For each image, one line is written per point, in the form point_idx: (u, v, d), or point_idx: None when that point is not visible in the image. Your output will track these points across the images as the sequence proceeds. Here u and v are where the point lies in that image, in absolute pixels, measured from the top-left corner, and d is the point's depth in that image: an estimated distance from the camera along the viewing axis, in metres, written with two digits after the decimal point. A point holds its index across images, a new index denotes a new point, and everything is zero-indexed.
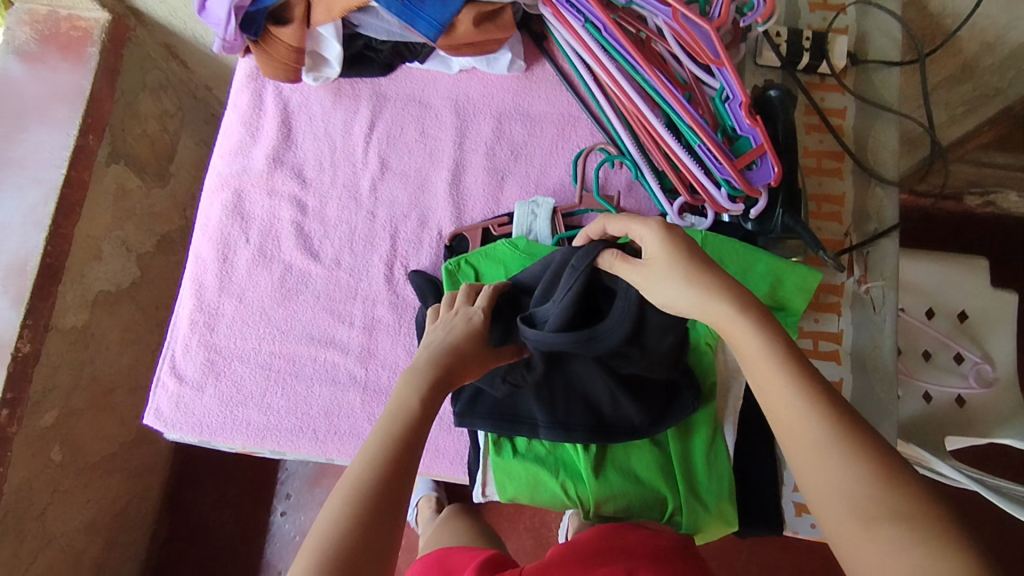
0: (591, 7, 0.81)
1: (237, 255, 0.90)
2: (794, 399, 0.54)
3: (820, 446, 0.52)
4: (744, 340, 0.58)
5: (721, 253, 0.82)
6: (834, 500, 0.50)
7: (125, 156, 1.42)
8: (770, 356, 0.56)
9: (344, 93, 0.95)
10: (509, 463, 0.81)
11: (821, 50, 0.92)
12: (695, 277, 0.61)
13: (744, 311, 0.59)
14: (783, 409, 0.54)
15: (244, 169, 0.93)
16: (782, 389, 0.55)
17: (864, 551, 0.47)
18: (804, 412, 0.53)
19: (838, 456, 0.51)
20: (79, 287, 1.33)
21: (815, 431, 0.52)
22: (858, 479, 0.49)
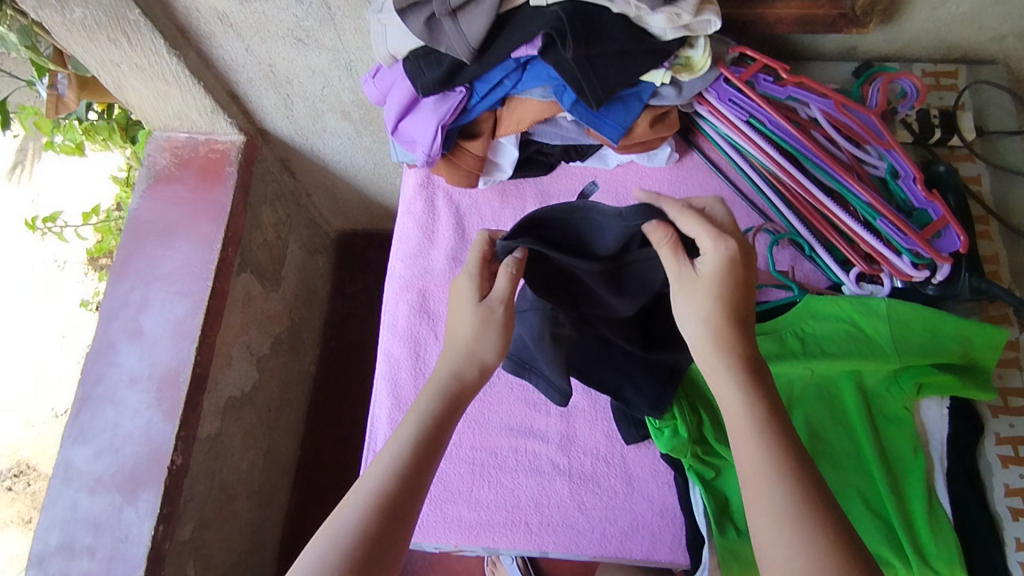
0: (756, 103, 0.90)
1: (429, 353, 0.94)
2: (766, 461, 0.62)
3: (773, 503, 0.60)
4: (728, 398, 0.67)
5: (910, 316, 0.84)
6: (773, 549, 0.58)
7: (251, 265, 1.48)
8: (751, 418, 0.65)
9: (511, 193, 1.02)
10: (739, 544, 0.79)
11: (951, 125, 1.00)
12: (706, 328, 0.70)
13: (735, 374, 0.68)
14: (751, 468, 0.63)
15: (426, 270, 0.99)
16: (754, 452, 0.63)
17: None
18: (771, 473, 0.61)
19: (783, 524, 0.59)
20: (215, 395, 1.35)
21: (775, 491, 0.60)
22: (794, 539, 0.58)
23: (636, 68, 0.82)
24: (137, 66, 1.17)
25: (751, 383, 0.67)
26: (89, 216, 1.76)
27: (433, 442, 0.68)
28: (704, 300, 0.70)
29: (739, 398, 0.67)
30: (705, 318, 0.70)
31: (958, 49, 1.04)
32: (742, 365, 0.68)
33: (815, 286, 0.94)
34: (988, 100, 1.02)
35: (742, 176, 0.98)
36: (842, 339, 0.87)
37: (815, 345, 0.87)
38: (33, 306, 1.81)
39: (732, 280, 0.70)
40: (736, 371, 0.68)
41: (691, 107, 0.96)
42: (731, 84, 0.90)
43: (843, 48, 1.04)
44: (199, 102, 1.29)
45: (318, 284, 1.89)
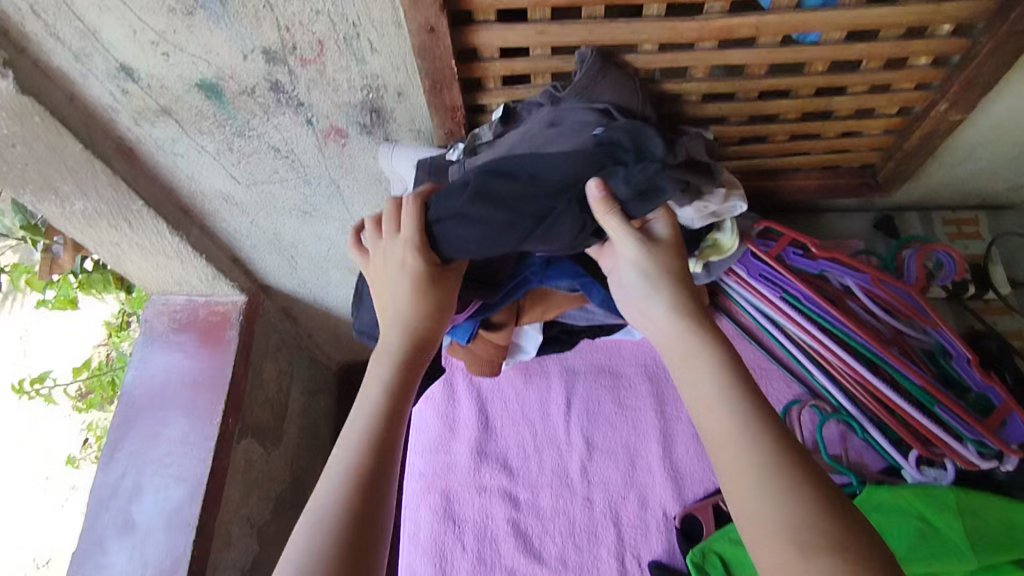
0: (790, 280, 0.87)
1: (456, 567, 0.84)
2: (738, 432, 0.55)
3: (757, 471, 0.53)
4: (694, 367, 0.61)
5: (983, 512, 0.78)
6: (761, 525, 0.52)
7: (252, 428, 1.39)
8: (720, 386, 0.59)
9: (534, 372, 0.97)
10: None
11: (984, 279, 0.97)
12: (673, 294, 0.67)
13: (703, 338, 0.63)
14: (725, 432, 0.56)
15: (449, 467, 0.91)
16: (727, 424, 0.57)
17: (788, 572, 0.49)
18: (744, 433, 0.55)
19: (765, 481, 0.53)
20: None
21: (752, 452, 0.54)
22: (785, 512, 0.51)
23: None
24: (137, 244, 1.14)
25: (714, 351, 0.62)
26: (81, 372, 1.68)
27: (387, 425, 0.62)
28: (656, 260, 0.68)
29: (707, 374, 0.60)
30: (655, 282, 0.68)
31: (976, 198, 1.03)
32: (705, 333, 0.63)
33: (869, 468, 0.87)
34: (1013, 249, 1.01)
35: (777, 345, 0.93)
36: (918, 536, 0.78)
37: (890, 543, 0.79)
38: (17, 470, 1.69)
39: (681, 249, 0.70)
40: (707, 346, 0.62)
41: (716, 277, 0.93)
42: (762, 259, 0.88)
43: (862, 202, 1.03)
44: (201, 270, 1.25)
45: (322, 425, 1.79)
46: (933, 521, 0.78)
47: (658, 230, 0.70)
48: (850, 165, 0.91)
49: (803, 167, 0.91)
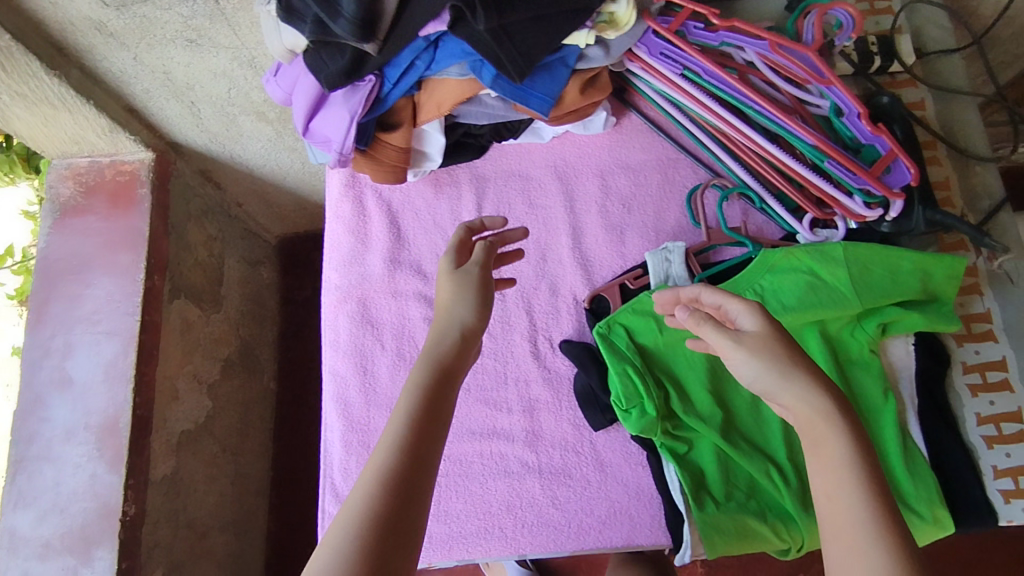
0: (688, 55, 0.84)
1: (377, 363, 0.88)
2: (856, 506, 0.54)
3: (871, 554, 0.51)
4: (826, 443, 0.57)
5: (864, 261, 0.82)
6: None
7: (185, 290, 1.39)
8: (853, 463, 0.56)
9: (444, 182, 0.96)
10: (716, 516, 0.77)
11: (891, 51, 0.95)
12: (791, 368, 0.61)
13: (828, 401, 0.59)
14: (841, 501, 0.55)
15: (363, 276, 0.92)
16: (845, 487, 0.55)
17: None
18: (856, 500, 0.54)
19: (857, 493, 0.54)
20: (164, 433, 1.27)
21: (863, 522, 0.53)
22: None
23: (558, 31, 0.76)
24: (16, 93, 1.05)
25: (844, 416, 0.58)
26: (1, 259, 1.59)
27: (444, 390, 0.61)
28: (748, 352, 0.62)
29: (836, 434, 0.57)
30: (780, 372, 0.60)
31: None
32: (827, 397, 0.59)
33: (768, 238, 0.90)
34: (920, 20, 1.00)
35: (688, 135, 0.93)
36: (801, 289, 0.83)
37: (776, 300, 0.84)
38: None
39: (779, 327, 0.64)
40: (829, 412, 0.58)
41: (622, 65, 0.91)
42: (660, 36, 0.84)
43: None
44: (95, 122, 1.17)
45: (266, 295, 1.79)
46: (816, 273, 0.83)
47: (746, 323, 0.65)
48: None
49: None
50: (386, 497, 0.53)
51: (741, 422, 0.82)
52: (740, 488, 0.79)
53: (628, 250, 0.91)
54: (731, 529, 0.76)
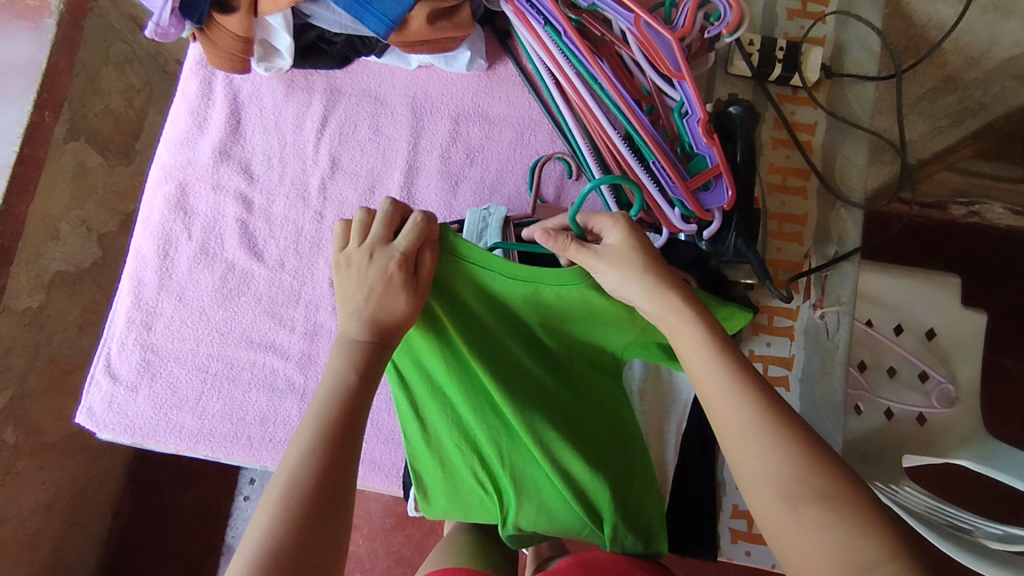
0: (552, 9, 0.78)
1: (179, 252, 0.88)
2: (735, 401, 0.56)
3: (763, 452, 0.54)
4: (691, 351, 0.59)
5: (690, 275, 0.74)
6: (789, 522, 0.52)
7: (87, 134, 1.38)
8: (715, 366, 0.58)
9: (298, 84, 0.92)
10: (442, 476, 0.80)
11: (794, 61, 0.88)
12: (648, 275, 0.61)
13: (687, 305, 0.60)
14: (723, 411, 0.56)
15: (189, 162, 0.90)
16: (720, 390, 0.57)
17: (804, 518, 0.51)
18: (734, 402, 0.56)
19: (743, 394, 0.56)
20: (35, 268, 1.31)
21: (748, 422, 0.55)
22: (818, 525, 0.50)
23: None
24: None
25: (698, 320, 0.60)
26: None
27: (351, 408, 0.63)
28: (617, 274, 0.62)
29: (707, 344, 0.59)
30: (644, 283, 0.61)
31: None
32: (682, 303, 0.60)
33: None
34: (850, 35, 0.91)
35: (549, 99, 0.87)
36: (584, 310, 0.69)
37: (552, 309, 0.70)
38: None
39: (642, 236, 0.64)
40: (696, 321, 0.60)
41: (498, 5, 0.85)
42: None
43: None
44: None
45: None
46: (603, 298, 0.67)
47: (613, 239, 0.63)
48: None
49: None
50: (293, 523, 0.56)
51: (477, 424, 0.77)
52: (464, 479, 0.80)
53: (457, 203, 0.89)
54: (444, 504, 0.82)
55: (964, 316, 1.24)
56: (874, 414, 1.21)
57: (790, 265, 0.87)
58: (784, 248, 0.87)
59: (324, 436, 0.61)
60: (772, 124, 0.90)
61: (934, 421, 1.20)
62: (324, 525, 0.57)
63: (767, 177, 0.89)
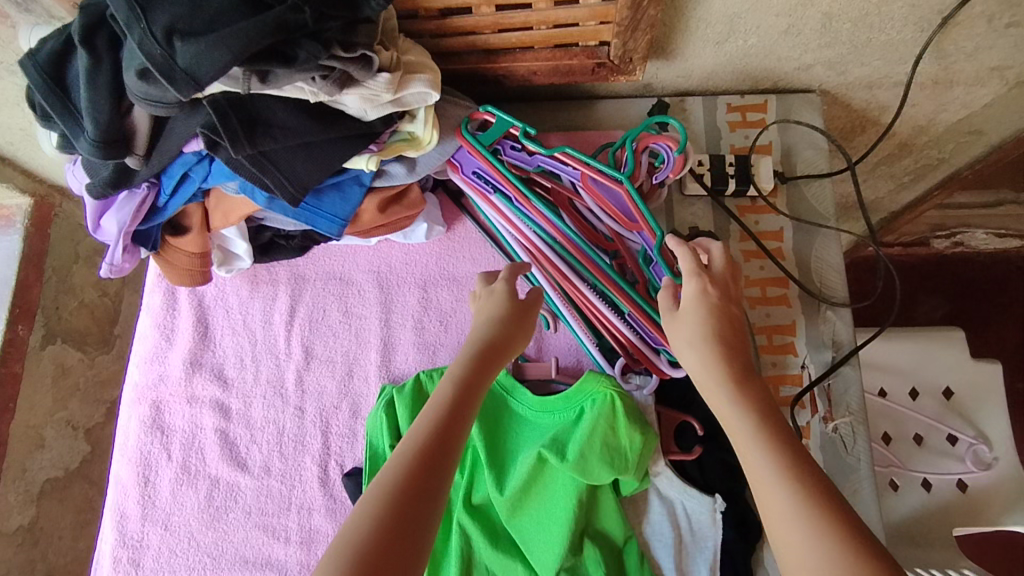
0: (498, 178, 0.80)
1: (160, 475, 0.84)
2: (759, 456, 0.55)
3: (779, 504, 0.53)
4: (725, 407, 0.60)
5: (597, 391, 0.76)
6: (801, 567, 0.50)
7: (64, 334, 1.37)
8: (749, 427, 0.58)
9: (261, 280, 0.91)
10: None
11: (747, 175, 0.89)
12: (706, 344, 0.63)
13: (716, 348, 0.63)
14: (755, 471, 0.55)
15: (161, 378, 0.88)
16: (746, 438, 0.57)
17: (810, 554, 0.50)
18: (766, 472, 0.54)
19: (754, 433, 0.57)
20: (21, 483, 1.28)
21: (764, 466, 0.55)
22: (820, 555, 0.49)
23: (334, 163, 0.72)
24: None
25: (731, 381, 0.61)
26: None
27: (469, 400, 0.62)
28: (687, 327, 0.65)
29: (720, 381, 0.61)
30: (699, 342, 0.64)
31: (765, 80, 0.94)
32: (728, 370, 0.62)
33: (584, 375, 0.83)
34: (794, 138, 0.93)
35: (510, 252, 0.87)
36: (589, 440, 0.74)
37: (556, 450, 0.75)
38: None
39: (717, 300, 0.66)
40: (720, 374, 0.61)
41: (445, 173, 0.86)
42: (471, 154, 0.80)
43: (635, 87, 0.94)
44: None
45: None
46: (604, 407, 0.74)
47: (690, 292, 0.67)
48: (581, 43, 0.79)
49: (528, 45, 0.79)
50: (411, 479, 0.54)
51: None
52: None
53: None
54: None
55: (980, 370, 1.20)
56: (913, 488, 1.17)
57: (790, 378, 0.83)
58: (780, 362, 0.84)
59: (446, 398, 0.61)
60: (738, 237, 0.90)
61: (976, 488, 1.13)
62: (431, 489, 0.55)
63: (747, 291, 0.87)
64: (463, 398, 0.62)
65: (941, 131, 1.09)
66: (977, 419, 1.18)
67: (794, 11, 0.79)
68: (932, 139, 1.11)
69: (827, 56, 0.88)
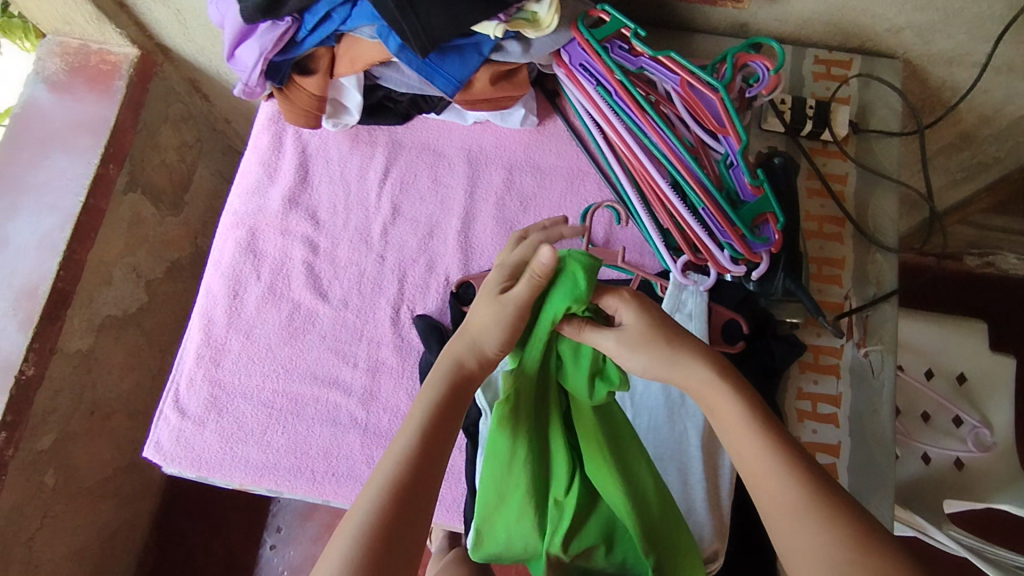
0: (603, 71, 0.87)
1: (248, 292, 0.92)
2: (766, 453, 0.58)
3: (788, 495, 0.56)
4: (717, 403, 0.62)
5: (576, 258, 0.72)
6: (807, 552, 0.54)
7: (143, 185, 1.45)
8: (750, 423, 0.60)
9: (362, 139, 0.99)
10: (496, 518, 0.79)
11: (824, 119, 0.96)
12: (682, 353, 0.64)
13: (701, 356, 0.65)
14: (762, 468, 0.58)
15: (260, 209, 0.96)
16: (747, 433, 0.60)
17: (818, 544, 0.53)
18: (776, 466, 0.57)
19: (753, 426, 0.60)
20: (87, 312, 1.35)
21: (772, 462, 0.58)
22: (827, 539, 0.53)
23: (467, 25, 0.79)
24: None
25: (721, 381, 0.63)
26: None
27: (440, 428, 0.63)
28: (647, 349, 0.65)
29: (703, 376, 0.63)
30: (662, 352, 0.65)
31: (853, 39, 1.00)
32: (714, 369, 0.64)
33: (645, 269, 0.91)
34: (873, 95, 0.99)
35: (598, 151, 0.94)
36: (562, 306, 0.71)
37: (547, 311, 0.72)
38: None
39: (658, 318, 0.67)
40: (703, 370, 0.64)
41: (552, 68, 0.93)
42: (581, 47, 0.87)
43: (731, 24, 1.00)
44: (82, 7, 1.25)
45: None
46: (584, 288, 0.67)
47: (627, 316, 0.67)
48: None
49: None
50: (395, 504, 0.57)
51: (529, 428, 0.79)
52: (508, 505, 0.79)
53: None
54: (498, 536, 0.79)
55: (997, 362, 1.27)
56: (913, 459, 1.23)
57: (832, 305, 0.91)
58: (825, 291, 0.91)
59: (422, 425, 0.62)
60: (806, 175, 0.96)
61: (972, 466, 1.21)
62: (414, 511, 0.57)
63: (805, 225, 0.94)
64: (438, 425, 0.62)
65: (1003, 126, 1.15)
66: (984, 405, 1.25)
67: None
68: (993, 133, 1.18)
69: (918, 22, 0.95)
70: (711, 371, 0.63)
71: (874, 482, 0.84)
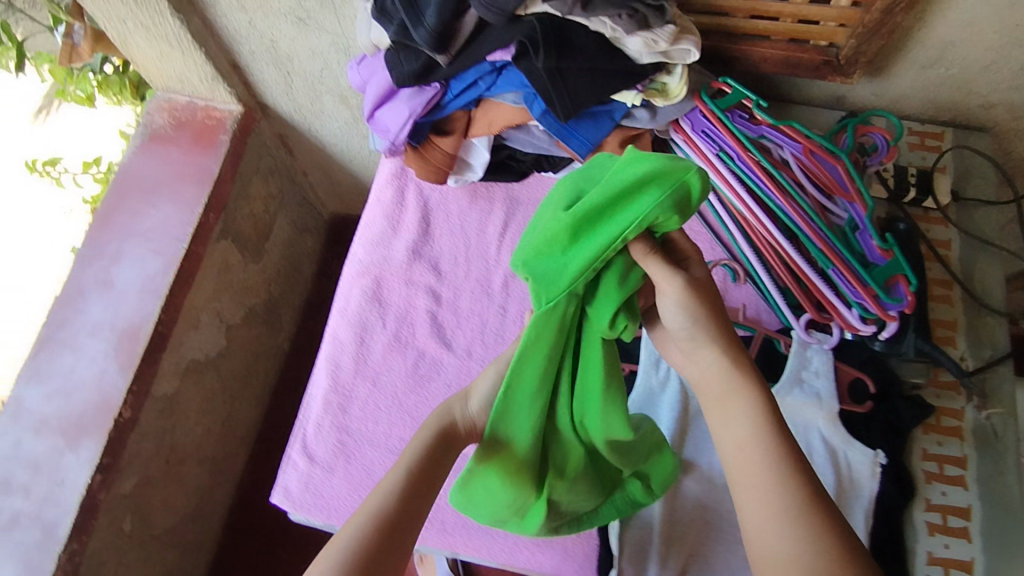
0: (727, 138, 0.91)
1: (374, 339, 0.95)
2: (757, 452, 0.63)
3: (771, 494, 0.60)
4: (730, 404, 0.66)
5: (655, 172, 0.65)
6: (776, 547, 0.58)
7: (233, 234, 1.50)
8: (752, 422, 0.64)
9: (481, 195, 1.04)
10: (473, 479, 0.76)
11: (927, 187, 1.00)
12: (709, 345, 0.69)
13: (720, 350, 0.69)
14: (752, 463, 0.63)
15: (385, 259, 1.00)
16: (746, 431, 0.64)
17: (788, 543, 0.58)
18: (765, 461, 0.62)
19: (758, 424, 0.64)
20: (176, 356, 1.36)
21: (761, 459, 0.62)
22: (795, 541, 0.57)
23: (610, 92, 0.84)
24: (144, 26, 1.20)
25: (736, 378, 0.67)
26: (46, 168, 1.60)
27: (433, 463, 0.70)
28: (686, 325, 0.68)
29: (722, 370, 0.68)
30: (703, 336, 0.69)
31: (946, 112, 1.06)
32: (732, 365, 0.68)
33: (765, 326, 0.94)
34: (968, 164, 1.04)
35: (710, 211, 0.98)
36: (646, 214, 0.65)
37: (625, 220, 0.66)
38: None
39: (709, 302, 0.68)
40: (722, 368, 0.68)
41: (666, 133, 0.97)
42: (705, 116, 0.92)
43: (830, 96, 1.06)
44: (201, 68, 1.32)
45: (303, 262, 1.88)
46: (692, 201, 0.65)
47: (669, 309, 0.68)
48: (813, 41, 0.93)
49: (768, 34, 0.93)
50: (384, 525, 0.64)
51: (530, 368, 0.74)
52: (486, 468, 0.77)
53: None
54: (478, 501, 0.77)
55: None
56: None
57: None
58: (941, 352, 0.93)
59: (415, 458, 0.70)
60: None
61: None
62: (399, 533, 0.64)
63: None
64: (428, 461, 0.70)
65: None
66: None
67: (1003, 48, 0.92)
68: None
69: (1013, 98, 1.00)
70: (725, 363, 0.68)
71: (1009, 548, 0.83)
